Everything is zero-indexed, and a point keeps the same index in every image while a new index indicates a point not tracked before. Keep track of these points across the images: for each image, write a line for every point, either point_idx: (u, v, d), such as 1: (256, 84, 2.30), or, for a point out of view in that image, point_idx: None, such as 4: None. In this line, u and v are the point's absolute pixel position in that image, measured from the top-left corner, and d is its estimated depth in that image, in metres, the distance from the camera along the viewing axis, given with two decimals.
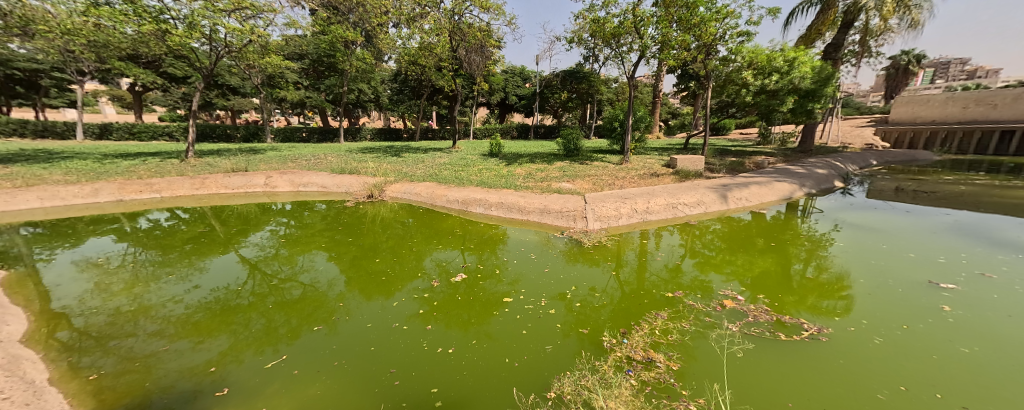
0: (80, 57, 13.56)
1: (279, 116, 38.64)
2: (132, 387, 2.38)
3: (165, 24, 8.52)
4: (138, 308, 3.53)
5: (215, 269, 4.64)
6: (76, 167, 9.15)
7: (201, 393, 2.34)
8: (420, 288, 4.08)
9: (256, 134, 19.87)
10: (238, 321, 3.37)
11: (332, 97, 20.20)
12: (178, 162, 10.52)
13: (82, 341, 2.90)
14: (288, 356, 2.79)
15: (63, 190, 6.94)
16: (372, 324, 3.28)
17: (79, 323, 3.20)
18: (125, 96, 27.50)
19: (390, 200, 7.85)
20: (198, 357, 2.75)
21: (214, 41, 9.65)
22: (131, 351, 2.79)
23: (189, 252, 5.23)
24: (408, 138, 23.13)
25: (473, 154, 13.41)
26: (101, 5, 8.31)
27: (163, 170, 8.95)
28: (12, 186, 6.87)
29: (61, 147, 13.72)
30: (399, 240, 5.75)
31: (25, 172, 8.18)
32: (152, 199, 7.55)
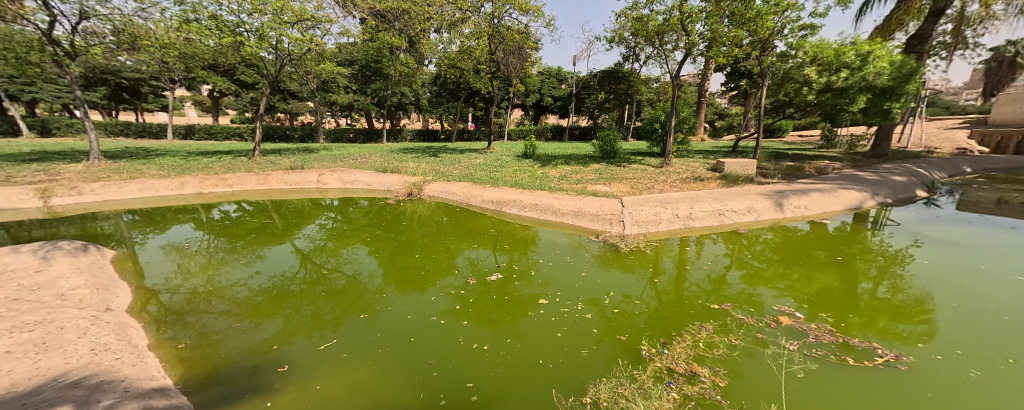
0: (172, 66, 15.62)
1: (329, 119, 41.60)
2: (206, 359, 2.68)
3: (240, 36, 9.53)
4: (210, 289, 3.97)
5: (273, 257, 5.10)
6: (167, 163, 10.52)
7: (261, 368, 2.58)
8: (453, 284, 4.22)
9: (310, 135, 21.60)
10: (290, 306, 3.66)
11: (377, 99, 21.39)
12: (245, 159, 11.71)
13: (167, 315, 3.33)
14: (337, 340, 3.00)
15: (157, 183, 8.00)
16: (410, 315, 3.44)
17: (166, 299, 3.67)
18: (204, 101, 31.20)
19: (428, 198, 8.14)
20: (257, 336, 3.03)
21: (279, 51, 10.63)
22: (204, 327, 3.15)
23: (252, 241, 5.80)
24: (445, 139, 23.91)
25: (507, 155, 13.57)
26: (189, 22, 9.48)
27: (234, 166, 10.01)
28: (120, 178, 8.05)
29: (153, 145, 15.83)
30: (434, 236, 5.97)
31: (129, 167, 9.57)
32: (224, 193, 8.41)
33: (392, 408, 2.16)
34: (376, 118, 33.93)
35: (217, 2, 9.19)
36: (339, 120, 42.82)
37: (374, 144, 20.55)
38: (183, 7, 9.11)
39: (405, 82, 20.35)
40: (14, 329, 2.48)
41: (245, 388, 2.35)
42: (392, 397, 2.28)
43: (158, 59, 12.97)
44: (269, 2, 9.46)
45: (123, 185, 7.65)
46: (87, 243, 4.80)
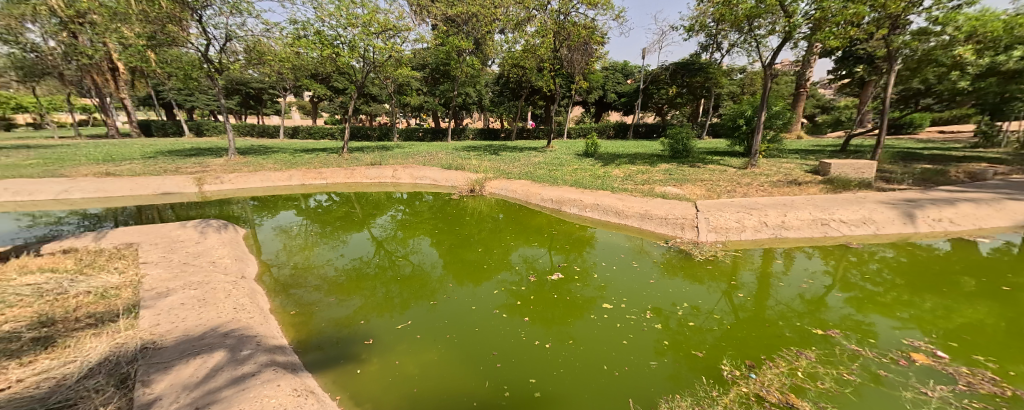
0: (285, 77, 18.45)
1: (402, 120, 45.33)
2: (302, 327, 3.11)
3: (336, 48, 10.83)
4: (306, 266, 4.61)
5: (353, 243, 5.72)
6: (278, 158, 12.49)
7: (346, 340, 2.92)
8: (509, 280, 4.31)
9: (386, 134, 23.79)
10: (366, 287, 4.07)
11: (444, 100, 22.73)
12: (335, 156, 13.34)
13: (274, 286, 3.94)
14: (406, 322, 3.26)
15: (272, 175, 9.52)
16: (471, 305, 3.61)
17: (274, 272, 4.36)
18: (306, 105, 36.31)
19: (489, 195, 8.38)
20: (341, 311, 3.43)
21: (366, 59, 11.85)
22: (301, 298, 3.67)
23: (336, 227, 6.58)
24: (505, 137, 24.43)
25: (567, 153, 13.33)
26: (300, 38, 11.06)
27: (327, 162, 11.46)
28: (246, 171, 9.78)
29: (267, 143, 18.92)
30: (491, 232, 6.16)
31: (252, 161, 11.59)
32: (319, 185, 9.66)
33: (460, 394, 2.29)
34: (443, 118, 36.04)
35: (321, 19, 10.56)
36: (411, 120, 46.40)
37: (440, 142, 21.85)
38: (296, 26, 10.65)
39: (470, 83, 21.23)
40: (184, 286, 3.18)
41: (334, 357, 2.67)
42: (458, 382, 2.40)
43: (273, 72, 15.42)
44: (360, 16, 10.58)
45: (249, 176, 9.27)
46: (222, 221, 5.91)
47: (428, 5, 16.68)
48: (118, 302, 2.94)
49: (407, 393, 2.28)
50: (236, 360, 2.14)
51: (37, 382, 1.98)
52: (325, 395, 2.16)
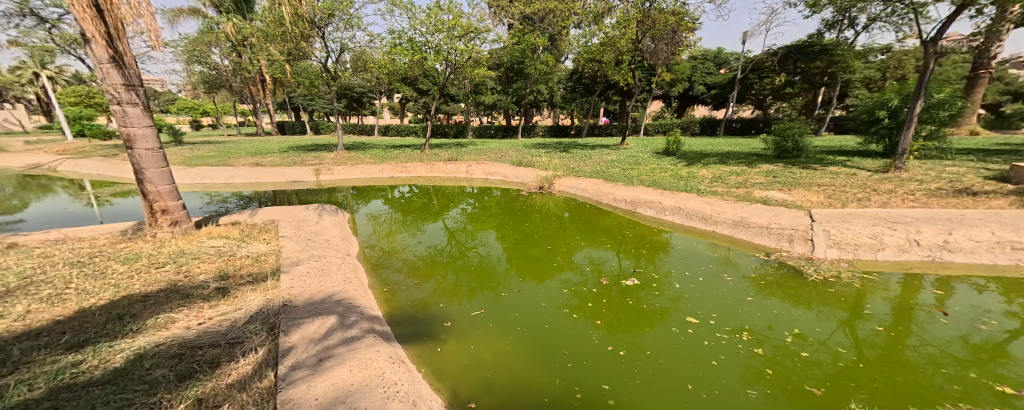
0: (378, 81, 20.65)
1: (476, 118, 47.50)
2: (386, 304, 3.44)
3: (424, 52, 11.70)
4: (390, 249, 5.10)
5: (429, 232, 6.15)
6: (372, 153, 14.08)
7: (421, 320, 3.12)
8: (575, 279, 4.19)
9: (462, 132, 25.18)
10: (439, 273, 4.33)
11: (517, 98, 23.13)
12: (418, 151, 14.54)
13: (366, 264, 4.45)
14: (476, 310, 3.37)
15: (368, 168, 10.78)
16: (537, 301, 3.59)
17: (366, 253, 4.91)
18: (395, 105, 40.28)
19: (558, 193, 8.25)
20: (417, 293, 3.70)
21: (449, 61, 12.58)
22: (385, 278, 4.06)
23: (415, 217, 7.13)
24: (576, 134, 23.97)
25: (645, 151, 12.49)
26: (396, 46, 12.27)
27: (411, 157, 12.55)
28: (348, 164, 11.24)
29: (362, 140, 21.48)
30: (556, 230, 6.06)
31: (352, 156, 13.26)
32: (405, 178, 10.61)
33: (529, 389, 2.28)
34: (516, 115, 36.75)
35: (413, 27, 11.52)
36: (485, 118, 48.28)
37: (512, 139, 22.39)
38: (393, 36, 11.84)
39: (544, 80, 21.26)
40: (308, 258, 3.83)
41: (414, 335, 2.90)
42: (527, 377, 2.40)
43: (373, 78, 17.48)
44: (446, 22, 11.26)
45: (352, 168, 10.66)
46: (329, 205, 6.87)
47: (506, 5, 17.03)
48: (265, 265, 3.68)
49: (481, 379, 2.37)
50: (345, 324, 2.55)
51: (220, 320, 2.65)
52: (410, 365, 2.40)
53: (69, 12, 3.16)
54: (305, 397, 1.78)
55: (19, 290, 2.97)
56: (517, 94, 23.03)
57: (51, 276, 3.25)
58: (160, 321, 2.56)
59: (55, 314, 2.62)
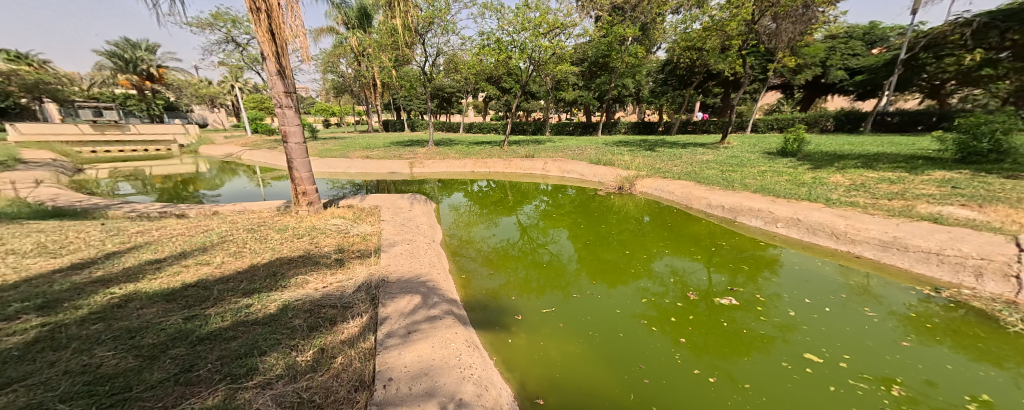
0: (466, 81, 21.96)
1: (555, 115, 47.41)
2: (461, 290, 3.62)
3: (509, 52, 12.03)
4: (466, 240, 5.37)
5: (503, 225, 6.29)
6: (457, 148, 15.06)
7: (491, 310, 3.21)
8: (653, 287, 3.82)
9: (540, 129, 25.45)
10: (511, 266, 4.40)
11: (599, 93, 22.32)
12: (499, 148, 15.08)
13: (448, 251, 4.75)
14: (544, 308, 3.32)
15: (451, 162, 11.48)
16: (610, 306, 3.37)
17: (449, 241, 5.24)
18: (478, 104, 42.55)
19: (640, 194, 7.63)
20: (489, 282, 3.84)
21: (533, 59, 12.67)
22: (461, 265, 4.30)
23: (491, 210, 7.36)
24: (663, 131, 22.17)
25: (751, 151, 10.87)
26: (484, 47, 12.85)
27: (492, 153, 13.04)
28: (436, 158, 12.17)
29: (449, 137, 23.19)
30: (633, 233, 5.61)
31: (440, 150, 14.37)
32: (483, 173, 11.03)
33: (600, 400, 2.15)
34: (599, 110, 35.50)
35: (502, 28, 11.89)
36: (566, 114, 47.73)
37: (593, 136, 21.78)
38: (481, 38, 12.42)
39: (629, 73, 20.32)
40: (402, 241, 4.20)
41: (485, 322, 2.99)
42: (598, 387, 2.27)
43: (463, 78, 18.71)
44: (532, 20, 11.32)
45: (440, 162, 11.53)
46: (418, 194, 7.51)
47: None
48: (371, 243, 4.16)
49: (550, 379, 2.32)
50: (428, 305, 2.69)
51: (338, 285, 3.08)
52: (484, 351, 2.46)
53: (255, 37, 4.10)
54: (395, 363, 1.97)
55: (218, 245, 3.93)
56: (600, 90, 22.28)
57: (232, 237, 4.21)
58: (298, 280, 3.10)
59: (237, 265, 3.37)
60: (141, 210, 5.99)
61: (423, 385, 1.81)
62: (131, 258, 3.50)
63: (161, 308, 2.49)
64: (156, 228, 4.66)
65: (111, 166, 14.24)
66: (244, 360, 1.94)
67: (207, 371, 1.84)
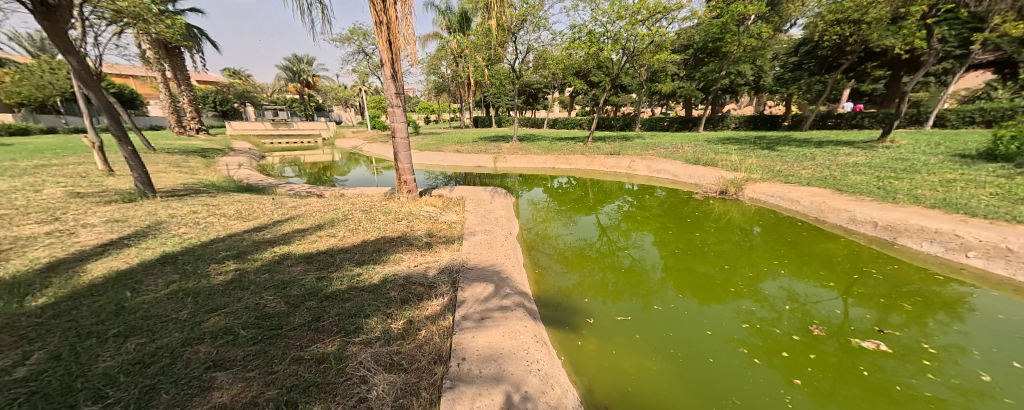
0: (556, 77, 22.52)
1: (647, 108, 45.29)
2: (533, 284, 4.08)
3: (600, 44, 11.96)
4: (543, 235, 5.89)
5: (581, 224, 6.63)
6: (541, 144, 15.82)
7: (565, 309, 3.52)
8: (759, 312, 3.49)
9: (630, 124, 25.06)
10: (587, 267, 4.68)
11: (704, 83, 20.30)
12: (582, 144, 15.41)
13: (523, 244, 5.31)
14: (621, 316, 3.44)
15: (535, 158, 12.56)
16: (699, 326, 3.26)
17: (524, 235, 5.81)
18: (564, 99, 43.07)
19: (748, 201, 7.07)
20: (564, 281, 4.20)
21: (626, 49, 12.30)
22: (536, 260, 4.81)
23: (570, 209, 7.72)
24: (789, 127, 19.17)
25: (905, 153, 8.86)
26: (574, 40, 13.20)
27: (575, 149, 13.72)
28: (522, 154, 13.34)
29: (535, 132, 24.25)
30: (737, 247, 5.13)
31: (523, 146, 15.36)
32: (564, 169, 11.83)
33: None
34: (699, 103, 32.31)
35: (595, 19, 11.87)
36: (661, 107, 44.41)
37: (691, 133, 20.11)
38: (573, 31, 12.68)
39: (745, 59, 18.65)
40: (482, 231, 4.77)
41: (557, 321, 3.30)
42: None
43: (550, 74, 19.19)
44: (630, 7, 10.92)
45: (521, 158, 12.81)
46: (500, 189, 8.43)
47: None
48: (454, 232, 4.80)
49: (620, 388, 2.48)
50: (499, 295, 3.06)
51: (426, 264, 3.69)
52: (551, 348, 2.74)
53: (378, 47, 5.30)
54: (468, 346, 2.34)
55: (340, 221, 5.00)
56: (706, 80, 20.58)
57: (351, 215, 5.30)
58: (396, 256, 3.80)
59: (353, 239, 4.29)
60: (295, 190, 7.90)
61: (491, 369, 2.13)
62: (286, 226, 4.74)
63: (303, 268, 3.35)
64: (302, 204, 6.13)
65: (279, 155, 18.66)
66: (354, 320, 2.55)
67: (330, 323, 2.49)
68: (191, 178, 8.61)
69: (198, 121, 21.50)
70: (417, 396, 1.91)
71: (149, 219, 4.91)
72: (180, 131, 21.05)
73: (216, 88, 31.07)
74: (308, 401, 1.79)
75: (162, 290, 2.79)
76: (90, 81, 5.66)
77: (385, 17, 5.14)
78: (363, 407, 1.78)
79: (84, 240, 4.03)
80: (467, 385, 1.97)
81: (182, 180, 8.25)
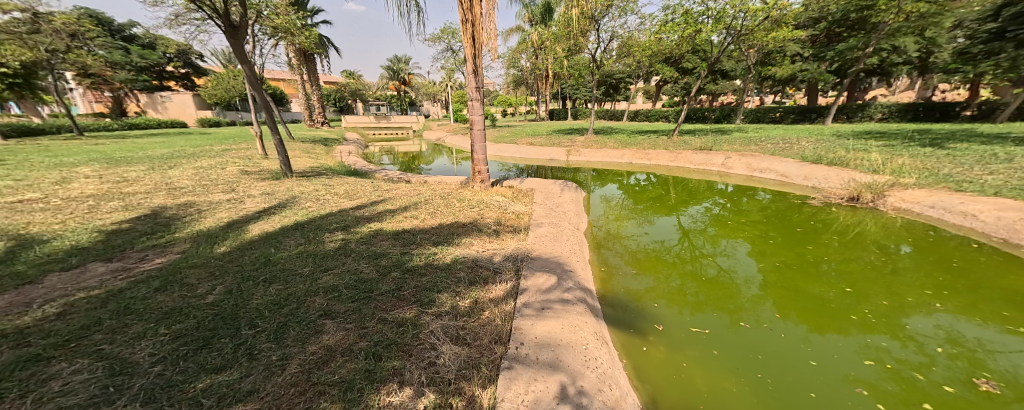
0: (642, 66, 21.93)
1: (753, 98, 40.60)
2: (599, 282, 4.43)
3: (701, 24, 12.32)
4: (614, 235, 6.32)
5: (659, 226, 6.86)
6: (618, 139, 15.93)
7: (635, 312, 3.70)
8: (896, 351, 2.96)
9: (727, 115, 23.35)
10: (663, 273, 4.76)
11: (839, 65, 18.39)
12: (666, 139, 15.16)
13: (591, 242, 5.83)
14: (699, 329, 3.41)
15: (613, 153, 13.35)
16: (800, 354, 2.99)
17: (594, 234, 6.35)
18: (650, 90, 41.20)
19: (891, 210, 6.30)
20: (635, 284, 4.39)
21: (732, 28, 12.63)
22: (603, 259, 5.19)
23: (647, 209, 8.07)
24: (970, 117, 15.50)
25: None
26: (666, 23, 13.36)
27: (657, 145, 13.85)
28: (601, 148, 14.17)
29: (615, 125, 24.15)
30: (870, 273, 4.39)
31: (599, 140, 15.70)
32: (645, 165, 12.45)
33: None
34: (831, 86, 27.11)
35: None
36: (775, 94, 38.66)
37: (814, 126, 17.38)
38: (666, 13, 13.02)
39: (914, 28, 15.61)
40: (547, 224, 5.49)
41: (624, 323, 3.50)
42: None
43: (631, 64, 18.61)
44: None
45: (596, 152, 13.71)
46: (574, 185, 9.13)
47: None
48: (519, 223, 5.58)
49: (685, 400, 2.55)
50: (561, 289, 3.47)
51: (491, 251, 4.47)
52: (611, 346, 2.99)
53: (463, 42, 6.47)
54: (528, 332, 2.73)
55: (420, 205, 6.24)
56: (843, 58, 17.47)
57: (431, 201, 6.52)
58: (467, 242, 4.68)
59: (430, 222, 5.39)
60: (388, 176, 9.62)
61: (547, 356, 2.46)
62: (380, 206, 6.13)
63: (388, 244, 4.46)
64: (392, 188, 7.60)
65: (379, 144, 22.09)
66: (429, 296, 3.22)
67: (409, 293, 3.25)
68: (318, 162, 11.21)
69: (322, 115, 26.39)
70: (478, 369, 2.36)
71: (288, 194, 6.81)
72: (311, 123, 26.29)
73: (336, 87, 37.70)
74: (392, 355, 2.39)
75: (294, 250, 4.16)
76: (255, 82, 8.09)
77: (470, 15, 6.24)
78: (433, 369, 2.30)
79: (250, 207, 5.94)
80: (524, 369, 2.32)
81: (310, 164, 10.85)
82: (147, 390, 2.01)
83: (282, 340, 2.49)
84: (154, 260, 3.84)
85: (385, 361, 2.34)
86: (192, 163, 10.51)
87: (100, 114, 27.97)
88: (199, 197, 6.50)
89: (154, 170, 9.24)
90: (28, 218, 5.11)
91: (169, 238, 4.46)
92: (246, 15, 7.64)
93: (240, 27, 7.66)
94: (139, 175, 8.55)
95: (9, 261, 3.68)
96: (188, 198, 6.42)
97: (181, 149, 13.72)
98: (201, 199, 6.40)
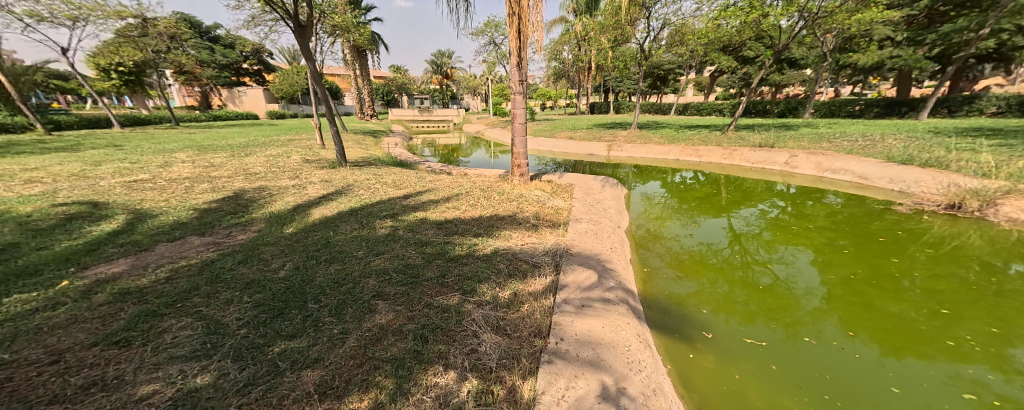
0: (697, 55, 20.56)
1: (826, 89, 36.40)
2: (638, 283, 4.29)
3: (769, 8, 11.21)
4: (655, 235, 6.09)
5: (705, 227, 6.48)
6: (666, 134, 15.18)
7: (680, 317, 3.55)
8: (998, 386, 2.58)
9: (793, 109, 21.19)
10: (709, 278, 4.49)
11: (940, 50, 15.83)
12: (720, 134, 14.17)
13: (631, 242, 5.67)
14: (754, 341, 3.20)
15: (659, 149, 12.79)
16: (878, 379, 2.71)
17: (634, 234, 6.15)
18: (703, 81, 38.57)
19: (1005, 222, 5.30)
20: (677, 287, 4.20)
21: (806, 11, 11.37)
22: (644, 260, 5.02)
23: (694, 209, 7.63)
24: None
25: None
26: (727, 7, 12.38)
27: (710, 140, 13.01)
28: (647, 143, 13.59)
29: (663, 119, 23.00)
30: (966, 293, 3.80)
31: (645, 135, 15.08)
32: (693, 162, 11.76)
33: None
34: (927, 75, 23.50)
35: None
36: (855, 84, 34.26)
37: (904, 122, 15.09)
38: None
39: None
40: (587, 221, 5.45)
41: (668, 328, 3.39)
42: None
43: (683, 54, 17.51)
44: None
45: (639, 148, 13.25)
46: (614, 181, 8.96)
47: None
48: (559, 219, 5.61)
49: None
50: (603, 287, 3.44)
51: (531, 245, 4.53)
52: (654, 350, 2.94)
53: (509, 36, 6.52)
54: (568, 329, 2.76)
55: (461, 197, 6.50)
56: (949, 42, 14.87)
57: (471, 193, 6.74)
58: (507, 235, 4.80)
59: (471, 214, 5.61)
60: (431, 167, 10.06)
61: (588, 354, 2.48)
62: (424, 196, 6.48)
63: (433, 233, 4.73)
64: (435, 179, 7.96)
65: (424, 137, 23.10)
66: (469, 285, 3.35)
67: (451, 282, 3.40)
68: (369, 153, 12.03)
69: (372, 108, 28.02)
70: (518, 360, 2.44)
71: (343, 182, 7.43)
72: (363, 116, 28.08)
73: (387, 82, 39.75)
74: (437, 339, 2.55)
75: (349, 234, 4.57)
76: (316, 77, 8.80)
77: (517, 8, 6.26)
78: (475, 356, 2.42)
79: (311, 193, 6.59)
80: (566, 364, 2.36)
81: (362, 154, 11.66)
82: (236, 349, 2.32)
83: (341, 315, 2.75)
84: (237, 237, 4.43)
85: (431, 344, 2.51)
86: (263, 151, 11.80)
87: (191, 106, 32.06)
88: (271, 183, 7.33)
89: (234, 157, 10.51)
90: (142, 195, 6.11)
91: (247, 217, 5.10)
92: (312, 15, 8.34)
93: (307, 26, 8.35)
94: (222, 161, 9.79)
95: (131, 230, 4.47)
96: (262, 183, 7.26)
97: (255, 138, 15.41)
98: (272, 184, 7.20)
